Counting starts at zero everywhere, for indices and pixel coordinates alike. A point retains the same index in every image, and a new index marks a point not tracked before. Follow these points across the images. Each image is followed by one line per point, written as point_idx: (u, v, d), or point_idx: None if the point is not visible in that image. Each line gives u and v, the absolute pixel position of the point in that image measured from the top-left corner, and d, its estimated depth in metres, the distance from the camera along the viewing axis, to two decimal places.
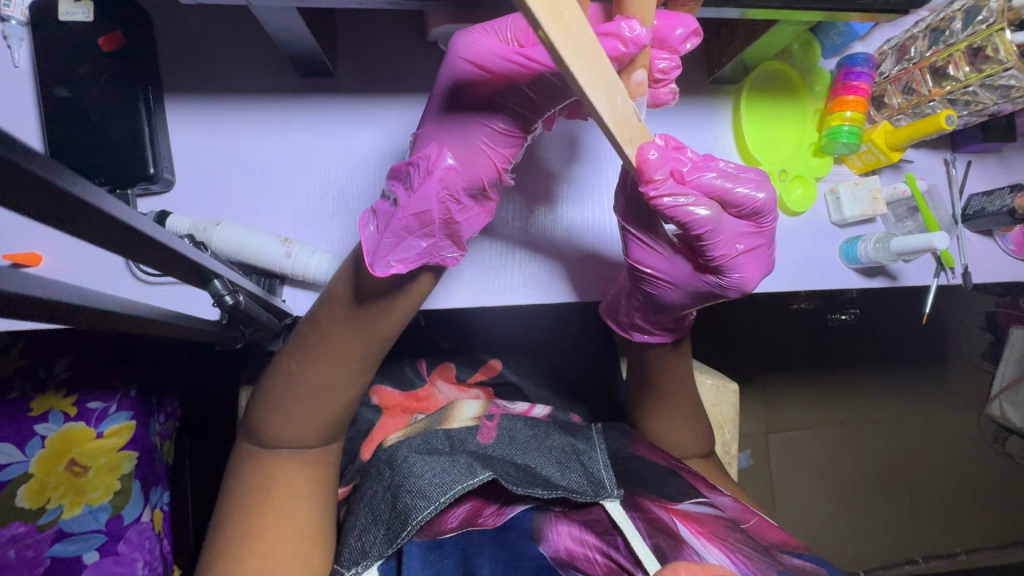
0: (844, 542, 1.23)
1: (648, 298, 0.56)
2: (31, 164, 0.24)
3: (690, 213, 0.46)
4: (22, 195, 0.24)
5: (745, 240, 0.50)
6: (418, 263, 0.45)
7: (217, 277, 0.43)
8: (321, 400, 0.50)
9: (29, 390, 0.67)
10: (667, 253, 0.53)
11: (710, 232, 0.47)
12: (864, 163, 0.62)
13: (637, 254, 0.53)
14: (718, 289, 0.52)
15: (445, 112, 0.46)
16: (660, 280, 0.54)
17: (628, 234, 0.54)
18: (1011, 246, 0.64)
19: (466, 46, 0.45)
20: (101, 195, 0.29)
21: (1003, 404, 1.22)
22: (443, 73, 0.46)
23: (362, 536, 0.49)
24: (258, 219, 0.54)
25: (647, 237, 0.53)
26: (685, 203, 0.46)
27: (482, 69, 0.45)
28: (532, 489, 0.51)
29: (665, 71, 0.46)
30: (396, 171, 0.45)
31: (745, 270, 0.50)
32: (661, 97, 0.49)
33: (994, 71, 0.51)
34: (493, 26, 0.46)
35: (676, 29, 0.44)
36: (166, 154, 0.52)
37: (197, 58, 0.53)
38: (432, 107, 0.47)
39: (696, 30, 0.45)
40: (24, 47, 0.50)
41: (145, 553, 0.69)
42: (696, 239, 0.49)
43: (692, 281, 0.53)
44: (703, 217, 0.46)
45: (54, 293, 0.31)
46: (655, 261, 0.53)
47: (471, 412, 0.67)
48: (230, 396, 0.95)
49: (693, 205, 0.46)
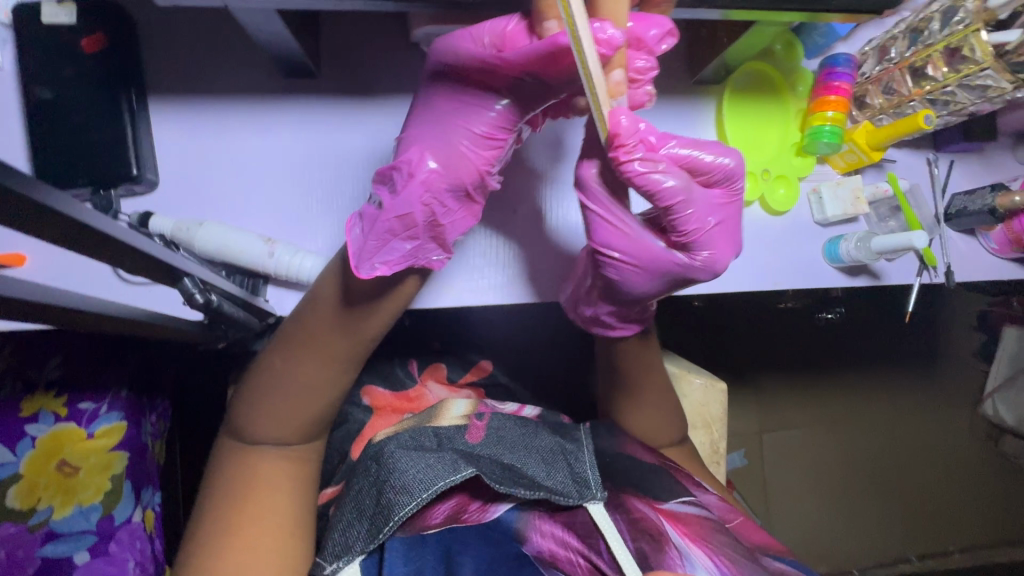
0: (838, 541, 1.23)
1: (611, 281, 0.53)
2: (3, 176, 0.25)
3: (660, 180, 0.45)
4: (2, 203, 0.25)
5: (717, 214, 0.48)
6: (403, 265, 0.46)
7: (188, 275, 0.43)
8: (304, 399, 0.50)
9: (18, 390, 0.68)
10: (633, 231, 0.49)
11: (681, 203, 0.47)
12: (847, 163, 0.62)
13: (603, 235, 0.50)
14: (688, 270, 0.50)
15: (427, 117, 0.47)
16: (626, 262, 0.50)
17: (590, 213, 0.50)
18: (993, 245, 0.64)
19: (446, 53, 0.45)
20: (70, 202, 0.30)
21: (996, 402, 1.22)
22: (427, 81, 0.47)
23: (346, 530, 0.50)
24: (243, 219, 0.54)
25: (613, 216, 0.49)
26: (653, 171, 0.45)
27: (463, 75, 0.46)
28: (515, 488, 0.52)
29: (642, 71, 0.46)
30: (380, 174, 0.45)
31: (716, 248, 0.49)
32: (639, 99, 0.48)
33: (971, 71, 0.52)
34: (471, 31, 0.45)
35: (651, 29, 0.45)
36: (149, 155, 0.52)
37: (180, 59, 0.54)
38: (416, 114, 0.47)
39: (671, 30, 0.45)
40: (7, 49, 0.51)
41: (136, 553, 0.69)
42: (666, 209, 0.48)
43: (659, 262, 0.50)
44: (673, 186, 0.46)
45: (21, 292, 0.31)
46: (621, 242, 0.49)
47: (461, 411, 0.66)
48: (221, 397, 0.95)
49: (663, 174, 0.45)
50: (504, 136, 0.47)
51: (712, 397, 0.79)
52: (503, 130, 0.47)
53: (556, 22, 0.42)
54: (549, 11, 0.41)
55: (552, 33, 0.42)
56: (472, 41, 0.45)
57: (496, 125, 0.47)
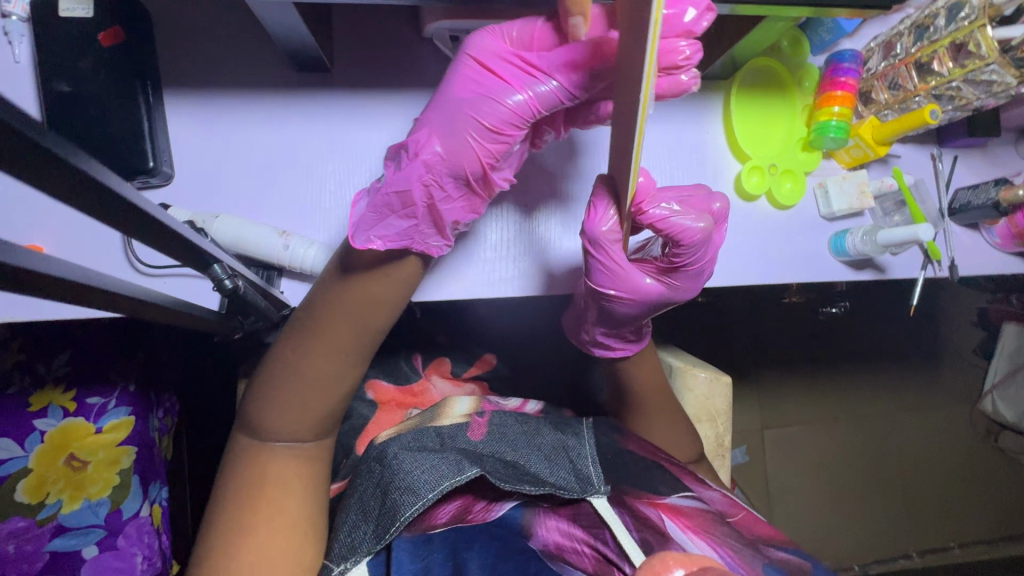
0: (838, 537, 1.24)
1: (606, 311, 0.55)
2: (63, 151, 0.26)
3: (683, 223, 0.48)
4: (53, 179, 0.26)
5: (714, 252, 0.52)
6: (396, 243, 0.47)
7: (217, 261, 0.44)
8: (313, 390, 0.51)
9: (27, 385, 0.68)
10: (633, 270, 0.51)
11: (697, 245, 0.49)
12: (852, 158, 0.63)
13: (603, 278, 0.51)
14: (679, 297, 0.54)
15: (441, 101, 0.47)
16: (624, 299, 0.52)
17: (596, 258, 0.50)
18: (997, 240, 0.65)
19: (473, 47, 0.47)
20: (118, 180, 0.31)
21: (995, 400, 1.23)
22: (450, 68, 0.48)
23: (353, 530, 0.50)
24: (256, 212, 0.55)
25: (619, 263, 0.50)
26: (673, 212, 0.49)
27: (484, 69, 0.46)
28: (520, 485, 0.52)
29: (686, 58, 0.45)
30: (391, 150, 0.47)
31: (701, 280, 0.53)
32: (683, 84, 0.46)
33: (976, 67, 0.53)
34: (502, 27, 0.47)
35: (686, 13, 0.43)
36: (165, 148, 0.53)
37: (196, 54, 0.54)
38: (434, 97, 0.47)
39: (708, 7, 0.43)
40: (24, 42, 0.51)
41: (144, 548, 0.70)
42: (678, 249, 0.50)
43: (652, 299, 0.53)
44: (695, 228, 0.48)
45: (73, 275, 0.32)
46: (618, 283, 0.51)
47: (464, 408, 0.67)
48: (228, 392, 0.96)
49: (683, 215, 0.49)
50: (512, 133, 0.47)
51: (715, 389, 0.79)
52: (511, 126, 0.46)
53: (581, 19, 0.43)
54: (574, 7, 0.42)
55: (577, 30, 0.43)
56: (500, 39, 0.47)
57: (504, 120, 0.46)
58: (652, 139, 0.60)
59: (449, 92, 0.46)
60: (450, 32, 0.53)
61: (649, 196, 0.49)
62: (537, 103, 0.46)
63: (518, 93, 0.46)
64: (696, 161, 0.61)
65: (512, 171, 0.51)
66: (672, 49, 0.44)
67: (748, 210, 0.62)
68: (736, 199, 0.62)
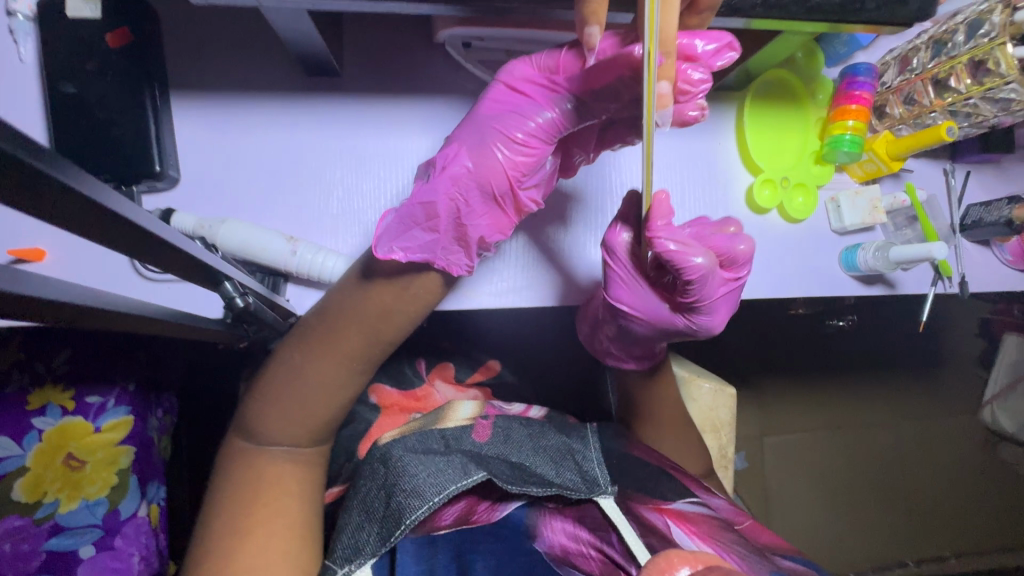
0: (837, 545, 1.23)
1: (625, 328, 0.55)
2: (38, 158, 0.23)
3: (688, 262, 0.44)
4: (47, 198, 0.25)
5: (727, 289, 0.49)
6: (420, 255, 0.46)
7: (228, 279, 0.43)
8: (320, 400, 0.50)
9: (27, 385, 0.67)
10: (646, 289, 0.50)
11: (699, 280, 0.45)
12: (865, 172, 0.62)
13: (616, 295, 0.51)
14: (694, 327, 0.52)
15: (471, 119, 0.47)
16: (636, 318, 0.52)
17: (609, 271, 0.50)
18: (1008, 256, 0.64)
19: (504, 71, 0.47)
20: (118, 198, 0.30)
21: (994, 410, 1.27)
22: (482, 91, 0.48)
23: (356, 533, 0.50)
24: (263, 219, 0.54)
25: (631, 280, 0.50)
26: (681, 250, 0.44)
27: (514, 91, 0.46)
28: (526, 487, 0.52)
29: (692, 84, 0.42)
30: (422, 166, 0.47)
31: (718, 317, 0.50)
32: (688, 115, 0.44)
33: (996, 84, 0.52)
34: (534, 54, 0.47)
35: (703, 43, 0.41)
36: (172, 151, 0.52)
37: (205, 57, 0.54)
38: (465, 118, 0.48)
39: (730, 44, 0.42)
40: (30, 42, 0.50)
41: (142, 548, 0.69)
42: (680, 283, 0.46)
43: (666, 324, 0.52)
44: (697, 265, 0.44)
45: (54, 292, 0.30)
46: (632, 298, 0.50)
47: (468, 413, 0.66)
48: (227, 392, 0.95)
49: (690, 253, 0.44)
50: (539, 146, 0.46)
51: (720, 399, 0.79)
52: (540, 141, 0.46)
53: (598, 28, 0.39)
54: (592, 16, 0.38)
55: (593, 40, 0.40)
56: (530, 64, 0.46)
57: (533, 135, 0.46)
58: (666, 151, 0.60)
59: (479, 110, 0.46)
60: (463, 40, 0.52)
61: (661, 223, 0.44)
62: (563, 120, 0.46)
63: (546, 110, 0.46)
64: (707, 174, 0.61)
65: (541, 192, 0.50)
66: (680, 74, 0.42)
67: (758, 223, 0.61)
68: (747, 212, 0.61)
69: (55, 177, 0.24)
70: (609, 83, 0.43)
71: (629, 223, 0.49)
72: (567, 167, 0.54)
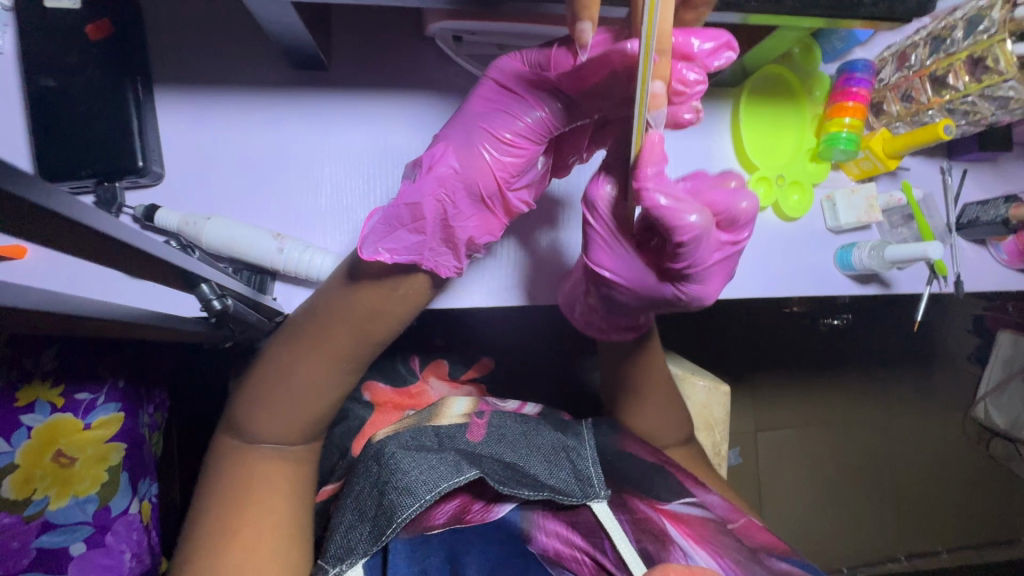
0: (829, 540, 1.24)
1: (608, 297, 0.51)
2: (20, 189, 0.23)
3: (681, 218, 0.40)
4: (26, 216, 0.24)
5: (721, 253, 0.45)
6: (406, 256, 0.45)
7: (204, 282, 0.42)
8: (310, 399, 0.50)
9: (13, 380, 0.64)
10: (631, 252, 0.47)
11: (691, 242, 0.42)
12: (861, 170, 0.62)
13: (598, 254, 0.48)
14: (684, 296, 0.48)
15: (458, 117, 0.46)
16: (622, 283, 0.49)
17: (591, 230, 0.47)
18: (1004, 256, 0.64)
19: (493, 68, 0.46)
20: (94, 212, 0.29)
21: (988, 406, 1.23)
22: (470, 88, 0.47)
23: (348, 532, 0.49)
24: (250, 216, 0.53)
25: (617, 240, 0.47)
26: (672, 205, 0.40)
27: (502, 88, 0.46)
28: (518, 489, 0.51)
29: (687, 84, 0.41)
30: (409, 165, 0.46)
31: (711, 285, 0.47)
32: (682, 118, 0.43)
33: (994, 82, 0.51)
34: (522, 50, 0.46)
35: (698, 42, 0.40)
36: (155, 146, 0.51)
37: (190, 50, 0.52)
38: (452, 115, 0.47)
39: (728, 42, 0.41)
40: (7, 33, 0.49)
41: (133, 545, 0.69)
42: (670, 243, 0.43)
43: (653, 291, 0.49)
44: (689, 223, 0.41)
45: (27, 301, 0.29)
46: (613, 262, 0.48)
47: (462, 409, 0.65)
48: (218, 388, 0.94)
49: (681, 207, 0.40)
50: (527, 146, 0.46)
51: (714, 397, 0.79)
52: (528, 141, 0.46)
53: (590, 24, 0.38)
54: (583, 10, 0.38)
55: (585, 36, 0.39)
56: (518, 60, 0.45)
57: (521, 134, 0.45)
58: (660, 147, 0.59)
59: (467, 109, 0.46)
60: (454, 33, 0.51)
61: (654, 172, 0.40)
62: (552, 119, 0.46)
63: (535, 108, 0.45)
64: (701, 172, 0.60)
65: (532, 192, 0.49)
66: (675, 74, 0.41)
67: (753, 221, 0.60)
68: None
69: (28, 201, 0.23)
70: (600, 81, 0.42)
71: (613, 176, 0.46)
72: (558, 167, 0.53)
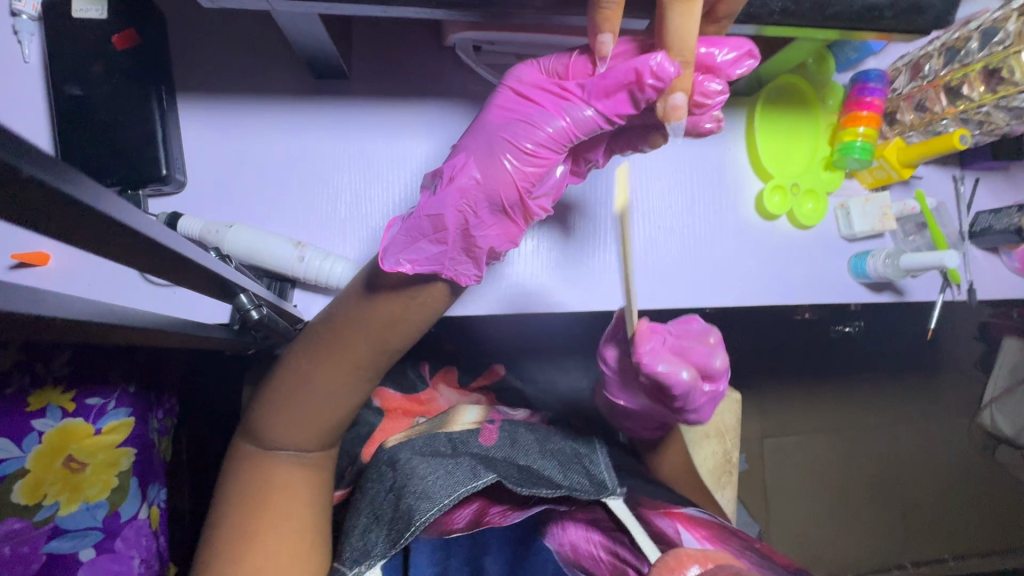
0: (836, 547, 1.23)
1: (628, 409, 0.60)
2: (54, 180, 0.23)
3: (672, 381, 0.45)
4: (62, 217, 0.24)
5: (711, 395, 0.49)
6: (427, 267, 0.45)
7: (242, 291, 0.43)
8: (328, 405, 0.50)
9: (26, 386, 0.64)
10: (640, 392, 0.52)
11: (684, 395, 0.47)
12: (875, 179, 0.62)
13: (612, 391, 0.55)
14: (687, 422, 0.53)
15: (478, 128, 0.45)
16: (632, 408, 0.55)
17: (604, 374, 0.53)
18: (1016, 264, 0.64)
19: (512, 77, 0.46)
20: (133, 212, 0.29)
21: (994, 412, 1.24)
22: (488, 99, 0.47)
23: (364, 536, 0.49)
24: (270, 223, 0.54)
25: (624, 382, 0.53)
26: (664, 371, 0.45)
27: (521, 97, 0.45)
28: (536, 489, 0.50)
29: (709, 95, 0.42)
30: (428, 177, 0.46)
31: (705, 414, 0.51)
32: (703, 126, 0.44)
33: (1009, 92, 0.52)
34: (541, 60, 0.46)
35: (722, 53, 0.41)
36: (178, 156, 0.52)
37: (213, 60, 0.53)
38: (471, 127, 0.46)
39: (749, 51, 0.41)
40: (34, 42, 0.49)
41: (142, 551, 0.68)
42: (667, 395, 0.48)
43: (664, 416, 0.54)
44: (681, 383, 0.45)
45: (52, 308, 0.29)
46: (627, 395, 0.54)
47: (474, 417, 0.66)
48: (229, 394, 0.95)
49: (673, 370, 0.45)
50: (549, 156, 0.44)
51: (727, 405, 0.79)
52: (550, 151, 0.44)
53: (610, 36, 0.40)
54: (605, 23, 0.39)
55: (605, 47, 0.40)
56: (537, 69, 0.45)
57: (543, 144, 0.44)
58: (675, 157, 0.59)
59: (486, 118, 0.45)
60: (474, 43, 0.52)
61: (648, 348, 0.44)
62: (575, 128, 0.44)
63: (557, 117, 0.43)
64: (717, 180, 0.60)
65: (552, 201, 0.48)
66: (697, 85, 0.42)
67: (769, 230, 0.61)
68: (756, 217, 0.61)
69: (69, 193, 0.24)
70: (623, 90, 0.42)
71: (617, 342, 0.51)
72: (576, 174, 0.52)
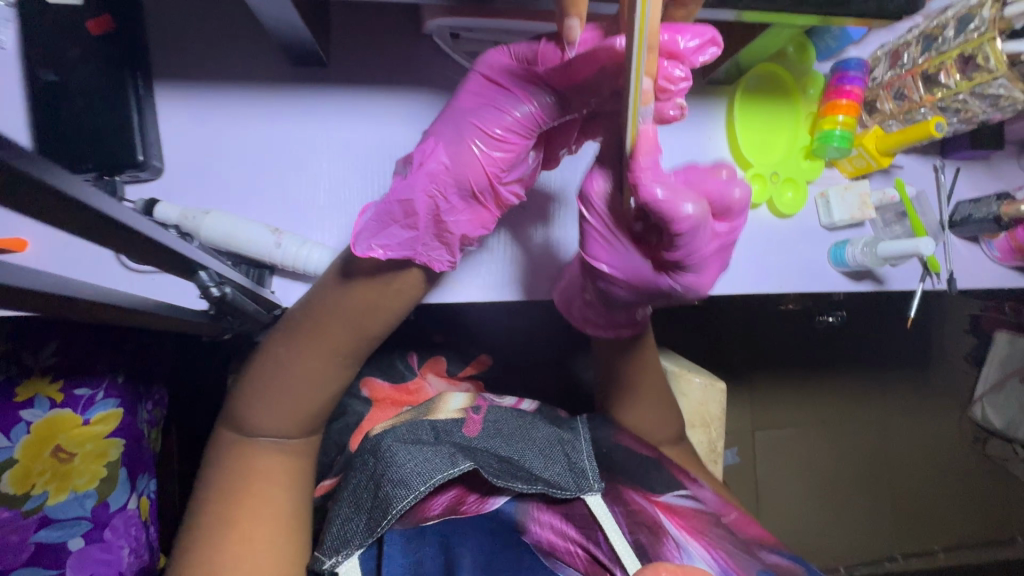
0: (826, 539, 1.24)
1: (604, 291, 0.51)
2: (20, 166, 0.23)
3: (678, 209, 0.40)
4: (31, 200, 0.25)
5: (717, 243, 0.45)
6: (398, 252, 0.46)
7: (203, 268, 0.43)
8: (308, 395, 0.50)
9: (14, 375, 0.64)
10: (628, 246, 0.47)
11: (689, 233, 0.42)
12: (854, 168, 0.62)
13: (594, 250, 0.47)
14: (681, 291, 0.48)
15: (449, 113, 0.46)
16: (618, 279, 0.48)
17: (586, 224, 0.47)
18: (996, 253, 0.64)
19: (481, 63, 0.46)
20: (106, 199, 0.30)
21: (985, 406, 1.24)
22: (459, 85, 0.47)
23: (344, 525, 0.50)
24: (249, 211, 0.54)
25: (610, 232, 0.47)
26: (665, 198, 0.40)
27: (491, 83, 0.46)
28: (512, 482, 0.52)
29: (673, 82, 0.42)
30: (401, 160, 0.47)
31: (706, 274, 0.47)
32: (668, 113, 0.44)
33: (985, 80, 0.52)
34: (511, 46, 0.46)
35: (686, 40, 0.41)
36: (155, 141, 0.52)
37: (190, 47, 0.53)
38: (442, 112, 0.47)
39: (713, 39, 0.41)
40: (9, 29, 0.49)
41: (132, 541, 0.69)
42: (668, 235, 0.43)
43: (651, 283, 0.48)
44: (687, 214, 0.40)
45: (30, 283, 0.30)
46: (611, 256, 0.47)
47: (458, 404, 0.66)
48: (217, 385, 0.95)
49: (679, 199, 0.40)
50: (517, 142, 0.46)
51: (710, 395, 0.79)
52: (519, 135, 0.46)
53: (578, 20, 0.40)
54: (571, 7, 0.39)
55: (572, 32, 0.40)
56: (506, 54, 0.46)
57: (511, 129, 0.45)
58: (662, 144, 0.60)
59: (456, 104, 0.46)
60: (450, 30, 0.51)
61: (650, 165, 0.40)
62: (543, 113, 0.45)
63: (524, 103, 0.45)
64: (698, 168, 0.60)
65: (524, 186, 0.49)
66: (661, 70, 0.41)
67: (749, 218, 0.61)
68: None
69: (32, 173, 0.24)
70: (591, 74, 0.43)
71: (607, 172, 0.45)
72: (550, 159, 0.53)
